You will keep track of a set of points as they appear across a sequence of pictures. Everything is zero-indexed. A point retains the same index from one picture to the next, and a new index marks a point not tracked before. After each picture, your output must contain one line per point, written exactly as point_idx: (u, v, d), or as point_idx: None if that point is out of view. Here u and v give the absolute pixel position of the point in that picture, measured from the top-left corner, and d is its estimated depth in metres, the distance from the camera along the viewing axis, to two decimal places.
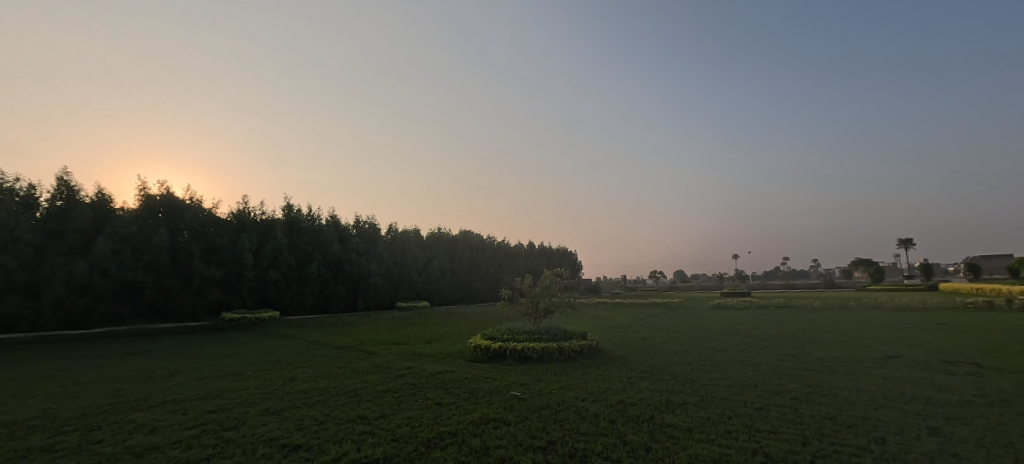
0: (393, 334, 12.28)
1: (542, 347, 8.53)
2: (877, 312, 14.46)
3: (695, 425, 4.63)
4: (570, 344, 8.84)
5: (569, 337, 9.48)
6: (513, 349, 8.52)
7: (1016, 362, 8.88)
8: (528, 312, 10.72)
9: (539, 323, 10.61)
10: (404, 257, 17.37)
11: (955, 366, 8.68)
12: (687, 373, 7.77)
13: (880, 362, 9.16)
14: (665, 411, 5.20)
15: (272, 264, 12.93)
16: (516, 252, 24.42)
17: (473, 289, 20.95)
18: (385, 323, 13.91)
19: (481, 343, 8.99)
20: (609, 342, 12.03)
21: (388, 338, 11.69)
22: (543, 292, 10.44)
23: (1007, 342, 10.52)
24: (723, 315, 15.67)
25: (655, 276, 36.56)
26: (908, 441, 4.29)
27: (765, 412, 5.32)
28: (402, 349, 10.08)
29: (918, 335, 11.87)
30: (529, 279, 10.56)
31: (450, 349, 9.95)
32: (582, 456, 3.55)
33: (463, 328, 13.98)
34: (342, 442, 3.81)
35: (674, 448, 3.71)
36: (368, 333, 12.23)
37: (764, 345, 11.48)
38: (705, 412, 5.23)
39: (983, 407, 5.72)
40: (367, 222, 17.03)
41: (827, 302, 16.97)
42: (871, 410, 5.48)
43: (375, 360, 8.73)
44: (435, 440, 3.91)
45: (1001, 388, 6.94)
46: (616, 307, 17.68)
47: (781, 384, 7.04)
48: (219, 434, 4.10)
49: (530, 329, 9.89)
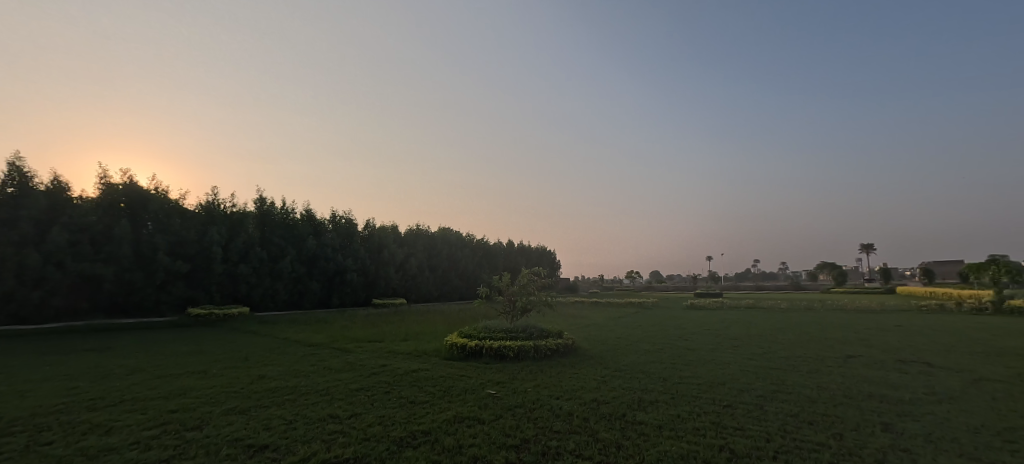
0: (368, 332, 12.11)
1: (518, 346, 8.55)
2: (840, 313, 15.05)
3: (665, 423, 4.73)
4: (546, 342, 8.87)
5: (545, 336, 9.52)
6: (489, 347, 8.52)
7: (964, 362, 9.40)
8: (505, 310, 10.71)
9: (516, 321, 10.62)
10: (381, 254, 17.10)
11: (908, 365, 9.13)
12: (659, 372, 7.91)
13: (840, 362, 9.55)
14: (636, 409, 5.29)
15: (242, 259, 12.54)
16: (495, 250, 24.33)
17: (451, 287, 20.81)
18: (359, 320, 13.68)
19: (457, 342, 8.93)
20: (585, 341, 12.13)
21: (362, 335, 11.49)
22: (520, 291, 10.45)
23: (956, 343, 11.13)
24: (695, 315, 16.02)
25: (633, 276, 36.90)
26: (865, 437, 4.49)
27: (732, 410, 5.47)
28: (376, 346, 9.93)
29: (876, 335, 12.42)
30: (507, 277, 10.55)
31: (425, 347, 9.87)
32: (554, 454, 3.57)
33: (440, 326, 13.88)
34: (311, 442, 3.73)
35: (644, 445, 3.78)
36: (341, 330, 12.00)
37: (733, 344, 11.79)
38: (675, 409, 5.34)
39: (932, 404, 6.05)
40: (343, 217, 16.68)
41: (794, 303, 17.56)
42: (831, 408, 5.71)
43: (348, 358, 8.58)
44: (406, 439, 3.86)
45: (948, 386, 7.35)
46: (592, 306, 17.86)
47: (748, 383, 7.24)
48: (180, 434, 3.95)
49: (506, 327, 9.87)
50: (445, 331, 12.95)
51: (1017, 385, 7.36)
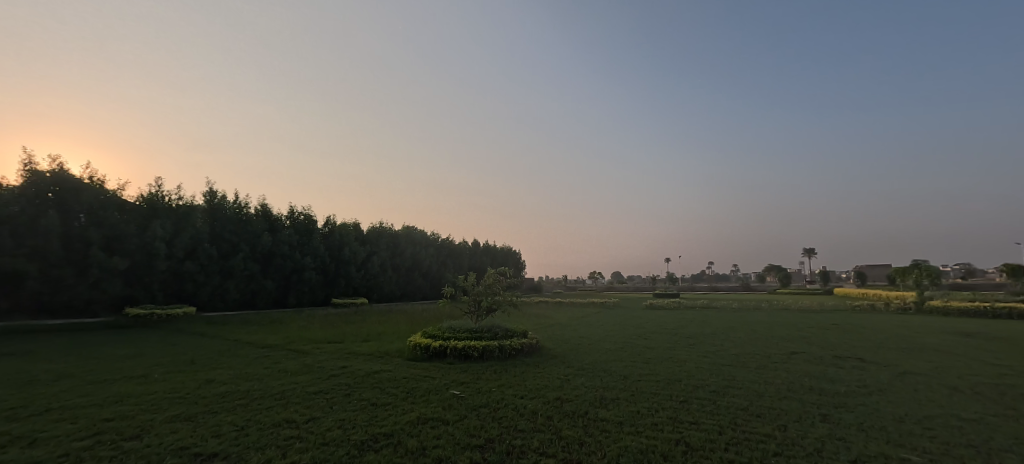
0: (327, 332, 11.73)
1: (483, 346, 8.55)
2: (785, 313, 16.08)
3: (626, 419, 4.91)
4: (511, 342, 8.94)
5: (510, 335, 9.58)
6: (454, 347, 8.47)
7: (890, 357, 10.34)
8: (470, 310, 10.68)
9: (481, 321, 10.61)
10: (342, 252, 16.58)
11: (843, 361, 9.93)
12: (620, 369, 8.19)
13: (785, 358, 10.25)
14: (599, 406, 5.46)
15: (189, 256, 11.76)
16: (461, 249, 24.14)
17: (415, 286, 20.46)
18: (316, 320, 13.20)
19: (420, 342, 8.82)
20: (549, 340, 12.31)
21: (320, 336, 11.11)
22: (485, 291, 10.45)
23: (884, 340, 12.20)
24: (654, 314, 16.63)
25: (595, 276, 37.79)
26: (805, 427, 4.87)
27: (688, 405, 5.75)
28: (336, 348, 9.63)
29: (816, 333, 13.41)
30: (472, 277, 10.52)
31: (388, 348, 9.69)
32: (519, 453, 3.63)
33: (402, 326, 13.63)
34: (265, 449, 3.57)
35: (606, 441, 3.91)
36: (298, 330, 11.55)
37: (690, 343, 12.36)
38: (636, 406, 5.55)
39: (863, 396, 6.63)
40: (301, 213, 16.03)
41: (744, 304, 18.61)
42: (776, 401, 6.14)
43: (305, 360, 8.27)
44: (368, 443, 3.78)
45: (877, 379, 8.06)
46: (556, 306, 18.14)
47: (703, 379, 7.65)
48: (117, 444, 3.65)
49: (471, 326, 9.84)
50: (408, 331, 12.73)
51: (934, 377, 8.19)
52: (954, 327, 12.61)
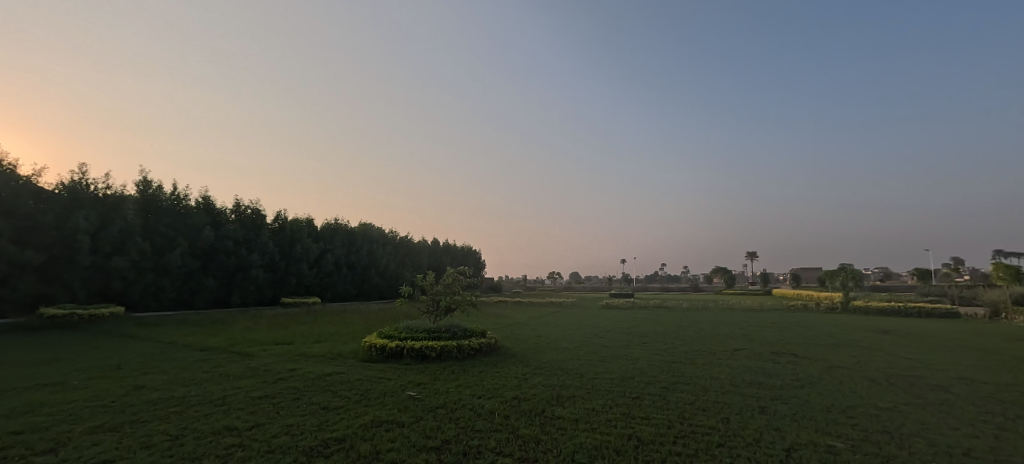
0: (274, 333, 11.16)
1: (441, 346, 8.45)
2: (729, 312, 17.10)
3: (581, 416, 5.04)
4: (470, 342, 8.89)
5: (469, 335, 9.53)
6: (411, 348, 8.31)
7: (820, 353, 11.28)
8: (428, 310, 10.50)
9: (439, 321, 10.47)
10: (293, 249, 15.80)
11: (780, 356, 10.71)
12: (577, 368, 8.40)
13: (729, 354, 10.93)
14: (556, 405, 5.56)
15: (118, 251, 10.73)
16: (419, 248, 23.69)
17: (371, 285, 19.88)
18: (262, 321, 12.51)
19: (376, 343, 8.58)
20: (507, 340, 12.38)
21: (266, 338, 10.54)
22: (444, 290, 10.31)
23: (814, 337, 13.28)
24: (610, 314, 17.14)
25: (553, 276, 38.36)
26: (746, 419, 5.23)
27: (640, 401, 6.01)
28: (284, 350, 9.18)
29: (756, 331, 14.35)
30: (431, 277, 10.35)
31: (342, 349, 9.36)
32: (476, 453, 3.62)
33: (355, 326, 13.20)
34: (203, 460, 3.32)
35: (562, 438, 3.99)
36: (241, 332, 10.89)
37: (643, 341, 12.85)
38: (591, 403, 5.72)
39: (796, 389, 7.20)
40: (248, 207, 15.12)
41: (693, 303, 19.58)
42: (720, 395, 6.54)
43: (250, 362, 7.82)
44: (318, 448, 3.61)
45: (808, 373, 8.77)
46: (515, 306, 18.26)
47: (654, 375, 7.99)
48: (26, 460, 3.26)
49: (429, 327, 9.70)
50: (362, 332, 12.35)
51: (856, 370, 9.03)
52: (873, 325, 13.92)
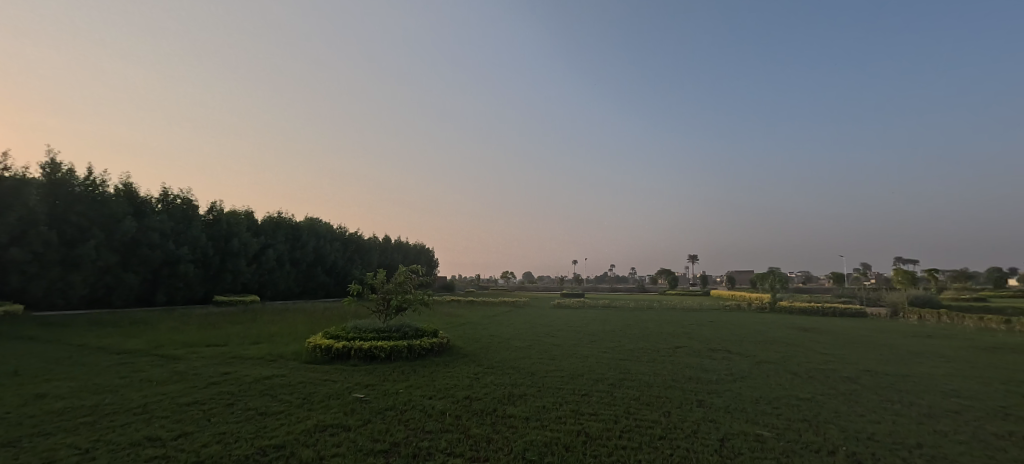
0: (205, 334, 10.34)
1: (391, 346, 8.19)
2: (672, 311, 18.09)
3: (531, 415, 5.08)
4: (421, 342, 8.67)
5: (420, 335, 9.31)
6: (359, 348, 7.98)
7: (751, 349, 12.23)
8: (378, 309, 10.14)
9: (389, 320, 10.13)
10: (229, 243, 14.67)
11: (716, 353, 11.49)
12: (528, 366, 8.52)
13: (671, 351, 11.58)
14: (507, 404, 5.59)
15: (17, 241, 9.42)
16: (370, 244, 22.89)
17: (316, 283, 18.95)
18: (190, 320, 11.54)
19: (321, 343, 8.16)
20: (459, 340, 12.31)
21: (195, 339, 9.74)
22: (396, 289, 9.98)
23: (746, 334, 14.38)
24: (561, 313, 17.52)
25: (506, 275, 38.53)
26: (685, 412, 5.57)
27: (588, 397, 6.21)
28: (217, 352, 8.54)
29: (695, 329, 15.31)
30: (382, 275, 9.99)
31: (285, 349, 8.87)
32: (426, 455, 3.52)
33: (297, 326, 12.52)
34: None
35: (512, 437, 4.01)
36: (166, 333, 9.99)
37: (592, 339, 13.28)
38: (541, 401, 5.81)
39: (729, 382, 7.78)
40: (177, 196, 13.84)
41: (639, 303, 20.49)
42: (662, 390, 6.93)
43: (177, 366, 7.20)
44: (254, 458, 3.33)
45: (740, 367, 9.50)
46: (468, 305, 18.17)
47: (602, 373, 8.29)
48: None
49: (379, 326, 9.38)
50: (305, 332, 11.74)
51: (782, 365, 9.89)
52: (795, 323, 15.29)
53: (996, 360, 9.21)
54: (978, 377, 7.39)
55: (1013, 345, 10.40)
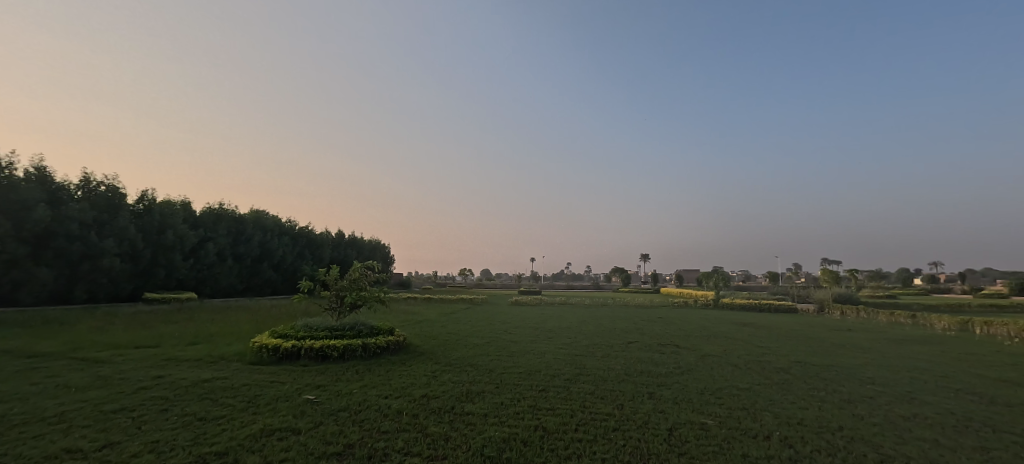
0: (134, 334, 9.46)
1: (344, 345, 7.59)
2: (624, 308, 18.83)
3: (490, 411, 4.89)
4: (377, 339, 8.12)
5: (376, 333, 8.81)
6: (309, 347, 7.38)
7: (697, 343, 13.01)
8: (330, 307, 9.52)
9: (342, 318, 9.54)
10: (163, 236, 13.43)
11: (666, 347, 12.10)
12: (486, 363, 8.51)
13: (624, 346, 12.08)
14: (465, 401, 5.35)
15: None
16: (321, 239, 21.89)
17: (262, 280, 17.84)
18: (115, 319, 10.51)
19: (266, 344, 7.43)
20: (416, 337, 12.10)
21: (122, 340, 8.88)
22: (350, 286, 9.38)
23: (692, 329, 15.28)
24: (518, 310, 17.72)
25: (464, 272, 38.23)
26: (637, 404, 5.81)
27: (546, 393, 6.22)
28: (149, 353, 7.84)
29: (646, 325, 16.04)
30: (335, 271, 9.34)
31: (229, 348, 8.32)
32: (382, 456, 3.24)
33: (241, 325, 11.75)
34: None
35: (471, 433, 3.86)
36: (86, 333, 9.03)
37: (549, 336, 13.54)
38: (499, 398, 5.63)
39: (677, 375, 8.26)
40: (101, 182, 12.45)
41: (594, 300, 21.14)
42: (616, 383, 7.22)
43: (102, 369, 6.51)
44: None
45: (687, 361, 10.09)
46: (425, 302, 17.90)
47: (558, 368, 8.48)
48: None
49: (331, 325, 8.80)
50: (250, 331, 11.04)
51: (724, 357, 10.61)
52: (735, 318, 16.43)
53: (903, 351, 10.41)
54: (889, 366, 8.30)
55: (916, 337, 11.80)
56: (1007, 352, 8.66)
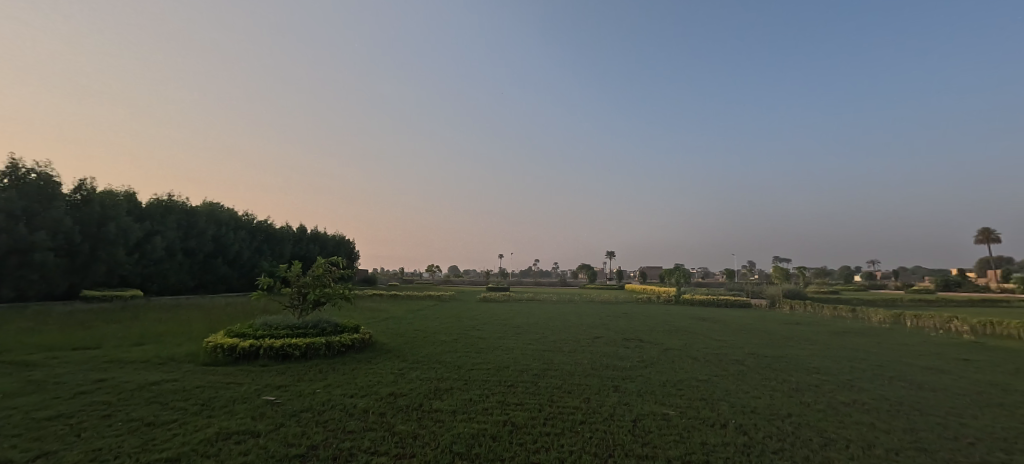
0: (69, 335, 8.71)
1: (307, 342, 6.00)
2: (590, 304, 19.25)
3: (459, 407, 4.31)
4: (341, 336, 6.52)
5: (341, 331, 7.32)
6: (268, 347, 5.78)
7: (660, 337, 13.48)
8: (291, 303, 8.33)
9: (304, 316, 8.35)
10: (104, 229, 12.37)
11: (631, 342, 12.47)
12: (455, 360, 8.40)
13: (590, 341, 12.34)
14: (433, 398, 4.65)
15: None
16: (281, 234, 20.92)
17: (215, 276, 16.83)
18: (47, 318, 9.63)
19: (216, 343, 5.80)
20: (382, 335, 11.82)
21: (57, 341, 8.16)
22: (313, 282, 8.13)
23: (655, 324, 15.81)
24: (487, 306, 17.72)
25: (431, 268, 37.83)
26: (603, 396, 5.86)
27: (515, 388, 5.98)
28: (88, 354, 7.24)
29: (611, 320, 16.48)
30: (296, 265, 8.05)
31: (180, 346, 7.79)
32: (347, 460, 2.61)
33: (198, 324, 11.06)
34: None
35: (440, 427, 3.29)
36: (14, 334, 8.23)
37: (517, 332, 13.63)
38: (470, 393, 4.99)
39: (641, 368, 8.51)
40: (31, 170, 11.28)
41: (561, 296, 21.48)
42: (583, 378, 7.34)
43: (33, 373, 5.92)
44: None
45: (651, 355, 10.45)
46: (391, 299, 17.53)
47: (527, 364, 8.52)
48: None
49: (291, 322, 7.40)
50: (203, 330, 10.42)
51: (684, 351, 11.05)
52: (695, 313, 17.16)
53: (845, 342, 11.22)
54: (833, 357, 8.93)
55: (856, 330, 12.77)
56: (933, 342, 9.53)
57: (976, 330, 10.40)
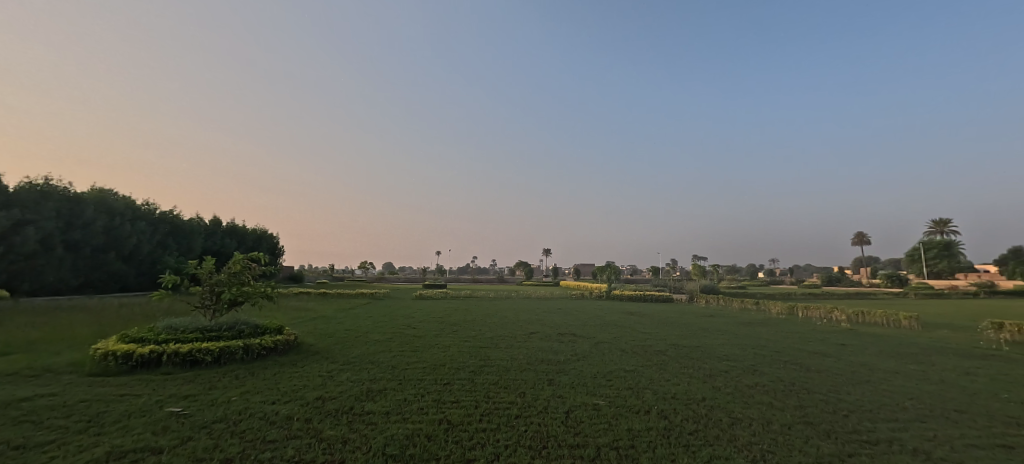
0: None
1: (221, 347, 5.33)
2: (527, 300, 19.62)
3: (393, 408, 4.17)
4: (263, 338, 5.89)
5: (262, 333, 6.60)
6: (173, 354, 5.03)
7: (592, 331, 14.11)
8: (201, 304, 7.34)
9: (216, 318, 7.40)
10: None
11: (565, 336, 12.93)
12: (388, 360, 8.11)
13: (526, 337, 12.61)
14: (364, 400, 4.45)
15: None
16: (189, 227, 18.84)
17: (106, 274, 14.74)
18: None
19: (108, 350, 4.94)
20: (308, 336, 11.13)
21: None
22: (229, 281, 7.21)
23: (588, 319, 16.52)
24: (423, 304, 17.37)
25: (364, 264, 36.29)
26: (536, 390, 6.00)
27: (450, 386, 5.87)
28: None
29: (547, 316, 16.97)
30: (208, 261, 7.10)
31: (63, 354, 6.76)
32: None
33: (84, 328, 9.64)
34: None
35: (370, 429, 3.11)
36: None
37: (453, 329, 13.55)
38: (404, 394, 4.84)
39: (575, 361, 8.86)
40: None
41: (498, 293, 21.67)
42: (519, 373, 7.47)
43: None
44: None
45: (583, 348, 10.90)
46: (319, 297, 16.57)
47: (463, 361, 8.47)
48: None
49: (200, 325, 6.54)
50: (91, 334, 9.11)
51: (614, 344, 11.69)
52: (624, 308, 18.20)
53: (751, 332, 12.53)
54: (742, 345, 9.93)
55: (760, 320, 14.33)
56: (819, 330, 10.95)
57: (851, 319, 12.12)
